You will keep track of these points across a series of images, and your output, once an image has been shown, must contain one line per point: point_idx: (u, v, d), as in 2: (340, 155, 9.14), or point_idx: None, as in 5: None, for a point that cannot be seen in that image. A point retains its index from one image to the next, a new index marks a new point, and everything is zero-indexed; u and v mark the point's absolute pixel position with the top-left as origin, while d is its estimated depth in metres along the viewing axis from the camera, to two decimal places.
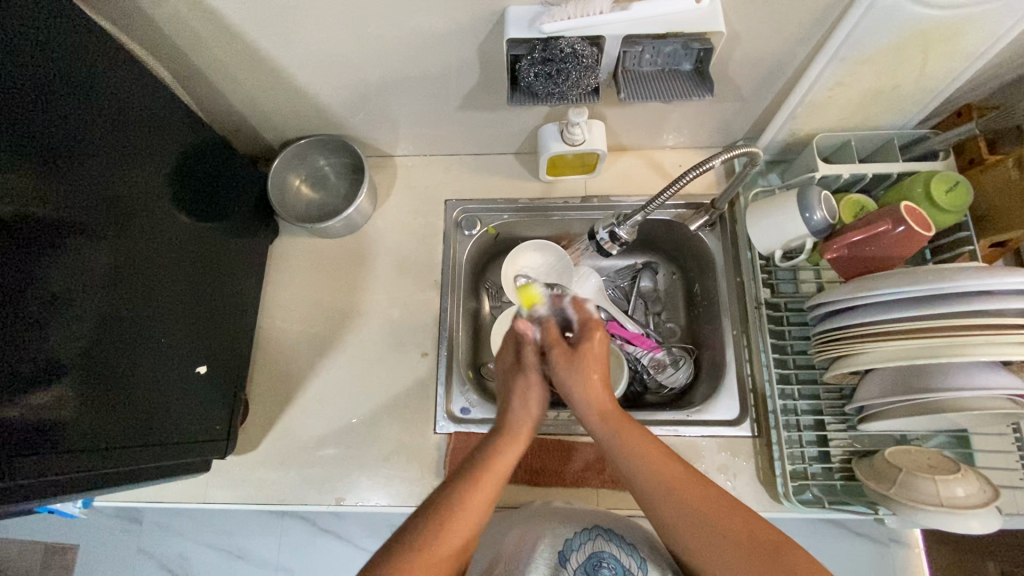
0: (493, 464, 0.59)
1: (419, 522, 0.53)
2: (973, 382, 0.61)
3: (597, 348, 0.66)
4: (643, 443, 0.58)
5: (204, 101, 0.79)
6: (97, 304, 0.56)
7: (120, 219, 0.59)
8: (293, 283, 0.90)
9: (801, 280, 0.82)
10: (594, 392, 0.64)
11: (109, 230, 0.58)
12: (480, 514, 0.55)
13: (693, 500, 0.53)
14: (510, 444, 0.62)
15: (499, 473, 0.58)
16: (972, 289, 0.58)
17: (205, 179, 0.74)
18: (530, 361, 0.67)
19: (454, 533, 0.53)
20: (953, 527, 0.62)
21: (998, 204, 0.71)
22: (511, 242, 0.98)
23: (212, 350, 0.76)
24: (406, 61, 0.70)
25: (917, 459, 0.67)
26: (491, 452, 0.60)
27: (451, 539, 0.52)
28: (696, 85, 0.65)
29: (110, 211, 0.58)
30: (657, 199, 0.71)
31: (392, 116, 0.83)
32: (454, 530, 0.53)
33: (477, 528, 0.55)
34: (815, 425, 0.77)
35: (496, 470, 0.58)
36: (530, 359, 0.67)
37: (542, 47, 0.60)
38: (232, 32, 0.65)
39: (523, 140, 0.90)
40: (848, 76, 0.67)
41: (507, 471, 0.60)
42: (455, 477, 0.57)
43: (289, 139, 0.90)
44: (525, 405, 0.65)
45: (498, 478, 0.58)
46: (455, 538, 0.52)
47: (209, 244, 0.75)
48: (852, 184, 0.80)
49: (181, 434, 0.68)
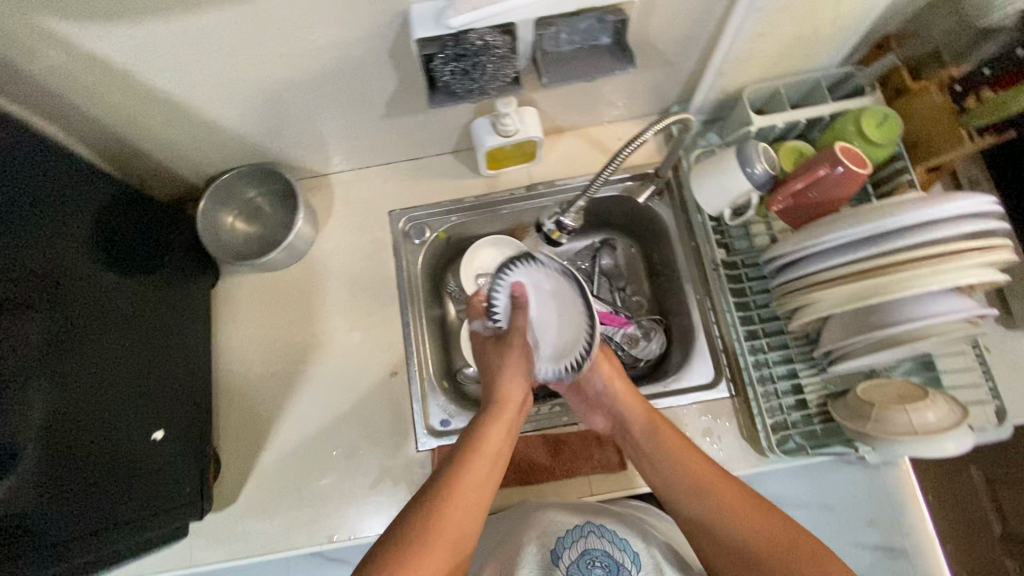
0: (480, 443, 0.62)
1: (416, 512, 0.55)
2: (928, 311, 0.62)
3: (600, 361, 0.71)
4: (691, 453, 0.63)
5: (110, 152, 0.74)
6: (25, 387, 0.52)
7: (37, 293, 0.55)
8: (245, 323, 0.86)
9: (753, 234, 0.82)
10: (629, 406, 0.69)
11: (25, 308, 0.54)
12: (477, 497, 0.58)
13: (732, 515, 0.58)
14: (496, 422, 0.64)
15: (489, 451, 0.61)
16: (915, 221, 0.61)
17: (124, 236, 0.69)
18: (521, 323, 0.69)
19: (455, 516, 0.55)
20: (929, 450, 0.64)
21: (928, 131, 0.72)
22: (463, 242, 0.96)
23: (169, 413, 0.71)
24: (317, 74, 0.67)
25: (888, 393, 0.68)
26: (479, 432, 0.63)
27: (449, 526, 0.54)
28: (618, 58, 0.63)
29: (24, 285, 0.54)
30: (600, 177, 0.70)
31: (316, 134, 0.79)
32: (452, 517, 0.55)
33: (476, 513, 0.57)
34: (788, 374, 0.77)
35: (486, 449, 0.61)
36: (520, 322, 0.68)
37: (452, 43, 0.57)
38: (120, 74, 0.61)
39: (457, 138, 0.87)
40: (766, 26, 0.66)
41: (495, 450, 0.62)
42: (445, 467, 0.59)
43: (211, 175, 0.85)
44: (511, 369, 0.69)
45: (491, 458, 0.61)
46: (454, 527, 0.54)
47: (145, 304, 0.70)
48: (787, 132, 0.80)
49: (140, 512, 0.64)
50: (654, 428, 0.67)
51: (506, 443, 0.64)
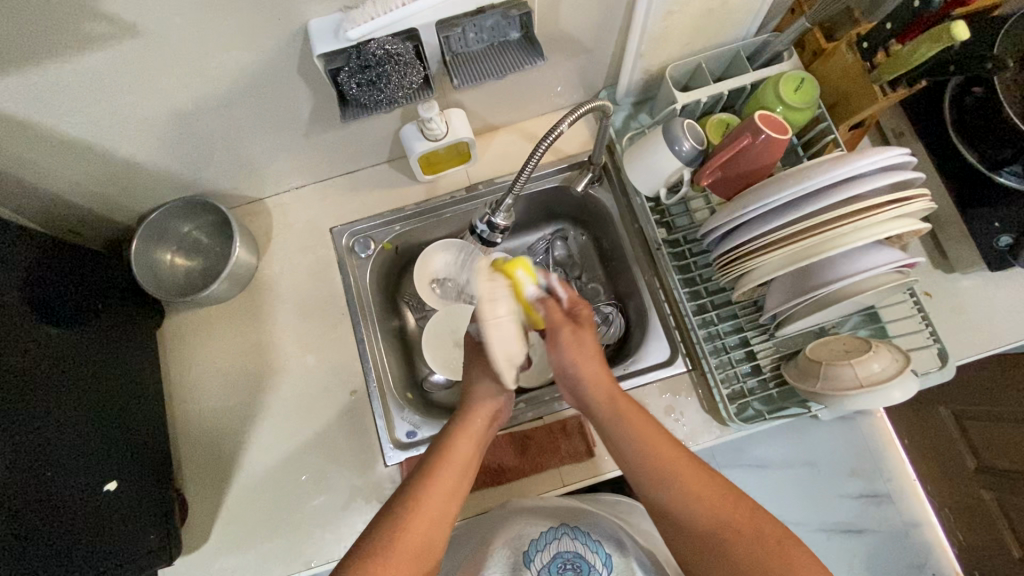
0: (448, 452, 0.61)
1: (381, 522, 0.55)
2: (860, 266, 0.63)
3: (567, 337, 0.64)
4: (665, 446, 0.57)
5: (26, 204, 0.71)
6: None
7: None
8: (198, 358, 0.84)
9: (693, 209, 0.83)
10: (595, 388, 0.62)
11: None
12: (443, 508, 0.57)
13: (706, 512, 0.52)
14: (463, 433, 0.63)
15: (457, 461, 0.60)
16: (836, 179, 0.62)
17: (52, 284, 0.66)
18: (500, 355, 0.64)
19: (418, 526, 0.54)
20: (877, 400, 0.65)
21: (846, 90, 0.74)
22: (412, 251, 0.95)
23: (122, 462, 0.69)
24: (230, 100, 0.65)
25: (834, 349, 0.69)
26: (447, 442, 0.62)
27: (411, 536, 0.54)
28: (528, 52, 0.63)
29: None
30: (521, 174, 0.69)
31: (243, 159, 0.78)
32: (416, 527, 0.54)
33: (442, 524, 0.56)
34: (741, 343, 0.79)
35: (454, 459, 0.60)
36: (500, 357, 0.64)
37: (355, 54, 0.57)
38: (21, 124, 0.59)
39: (390, 147, 0.86)
40: (675, 4, 0.67)
41: (462, 460, 0.61)
42: (415, 475, 0.59)
43: (142, 213, 0.83)
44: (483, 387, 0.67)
45: (458, 470, 0.60)
46: (418, 536, 0.54)
47: (83, 351, 0.67)
48: (713, 106, 0.81)
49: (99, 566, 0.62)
50: (623, 414, 0.60)
51: (474, 453, 0.63)
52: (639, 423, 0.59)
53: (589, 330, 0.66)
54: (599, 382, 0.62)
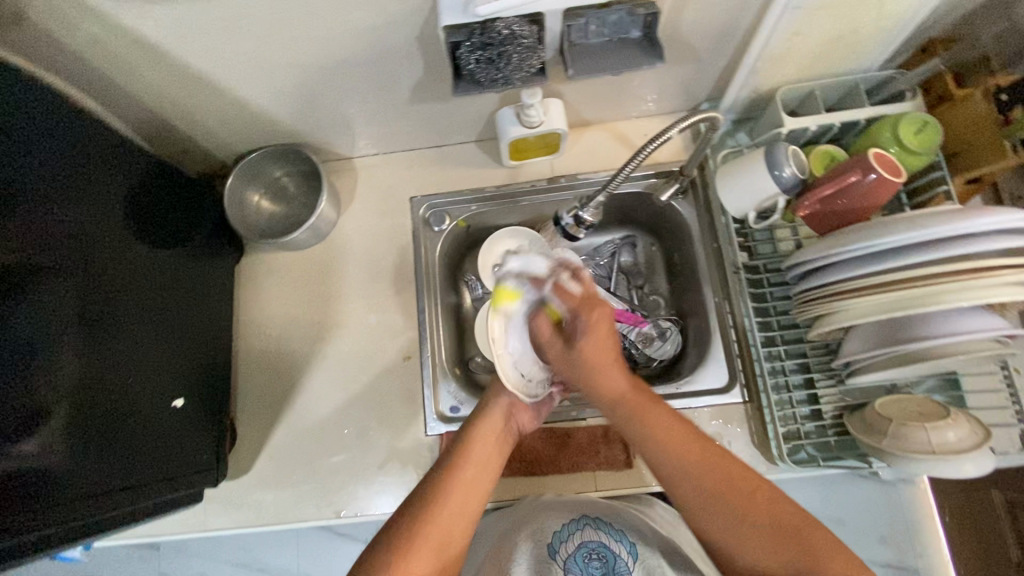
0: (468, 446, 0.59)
1: (407, 511, 0.54)
2: (956, 328, 0.60)
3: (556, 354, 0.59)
4: (683, 439, 0.53)
5: (144, 126, 0.76)
6: (76, 346, 0.56)
7: (81, 259, 0.58)
8: (267, 299, 0.88)
9: (779, 239, 0.80)
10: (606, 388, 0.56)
11: (77, 271, 0.57)
12: (466, 501, 0.56)
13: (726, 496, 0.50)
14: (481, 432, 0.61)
15: (478, 458, 0.59)
16: (954, 234, 0.58)
17: (156, 207, 0.71)
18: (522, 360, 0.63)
19: (443, 517, 0.54)
20: (947, 471, 0.62)
21: (970, 143, 0.70)
22: (483, 233, 0.96)
23: (189, 383, 0.73)
24: (347, 59, 0.67)
25: (908, 408, 0.66)
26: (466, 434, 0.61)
27: (437, 527, 0.53)
28: (646, 53, 0.63)
29: (74, 250, 0.58)
30: (621, 173, 0.70)
31: (343, 117, 0.80)
32: (439, 521, 0.54)
33: (466, 514, 0.55)
34: (805, 383, 0.76)
35: (474, 455, 0.59)
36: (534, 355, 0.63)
37: (479, 31, 0.58)
38: (158, 52, 0.63)
39: (482, 127, 0.87)
40: (804, 25, 0.64)
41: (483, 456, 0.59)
42: (438, 467, 0.58)
43: (239, 153, 0.87)
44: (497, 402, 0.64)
45: (478, 462, 0.58)
46: (442, 529, 0.53)
47: (172, 273, 0.72)
48: (820, 136, 0.78)
49: (161, 472, 0.66)
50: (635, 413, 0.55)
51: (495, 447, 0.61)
52: (653, 417, 0.54)
53: (592, 336, 0.56)
54: (609, 388, 0.56)
